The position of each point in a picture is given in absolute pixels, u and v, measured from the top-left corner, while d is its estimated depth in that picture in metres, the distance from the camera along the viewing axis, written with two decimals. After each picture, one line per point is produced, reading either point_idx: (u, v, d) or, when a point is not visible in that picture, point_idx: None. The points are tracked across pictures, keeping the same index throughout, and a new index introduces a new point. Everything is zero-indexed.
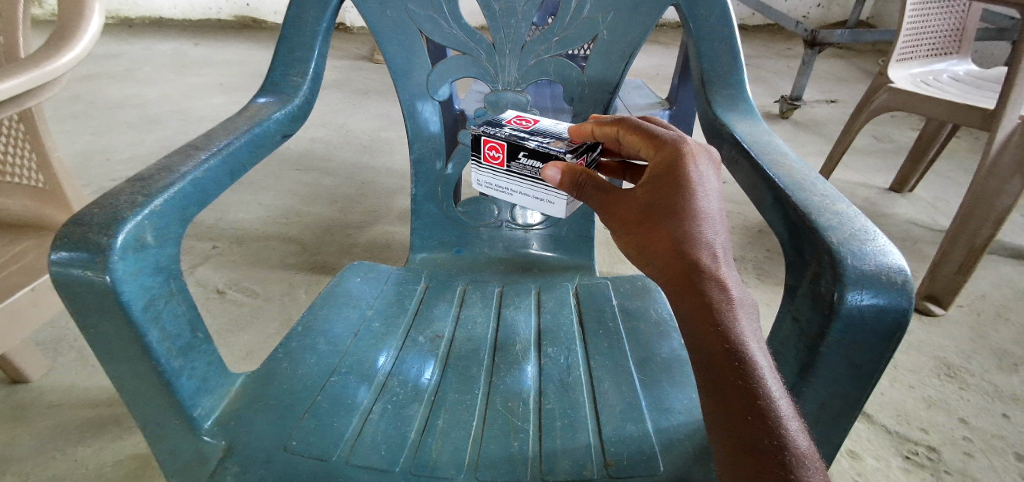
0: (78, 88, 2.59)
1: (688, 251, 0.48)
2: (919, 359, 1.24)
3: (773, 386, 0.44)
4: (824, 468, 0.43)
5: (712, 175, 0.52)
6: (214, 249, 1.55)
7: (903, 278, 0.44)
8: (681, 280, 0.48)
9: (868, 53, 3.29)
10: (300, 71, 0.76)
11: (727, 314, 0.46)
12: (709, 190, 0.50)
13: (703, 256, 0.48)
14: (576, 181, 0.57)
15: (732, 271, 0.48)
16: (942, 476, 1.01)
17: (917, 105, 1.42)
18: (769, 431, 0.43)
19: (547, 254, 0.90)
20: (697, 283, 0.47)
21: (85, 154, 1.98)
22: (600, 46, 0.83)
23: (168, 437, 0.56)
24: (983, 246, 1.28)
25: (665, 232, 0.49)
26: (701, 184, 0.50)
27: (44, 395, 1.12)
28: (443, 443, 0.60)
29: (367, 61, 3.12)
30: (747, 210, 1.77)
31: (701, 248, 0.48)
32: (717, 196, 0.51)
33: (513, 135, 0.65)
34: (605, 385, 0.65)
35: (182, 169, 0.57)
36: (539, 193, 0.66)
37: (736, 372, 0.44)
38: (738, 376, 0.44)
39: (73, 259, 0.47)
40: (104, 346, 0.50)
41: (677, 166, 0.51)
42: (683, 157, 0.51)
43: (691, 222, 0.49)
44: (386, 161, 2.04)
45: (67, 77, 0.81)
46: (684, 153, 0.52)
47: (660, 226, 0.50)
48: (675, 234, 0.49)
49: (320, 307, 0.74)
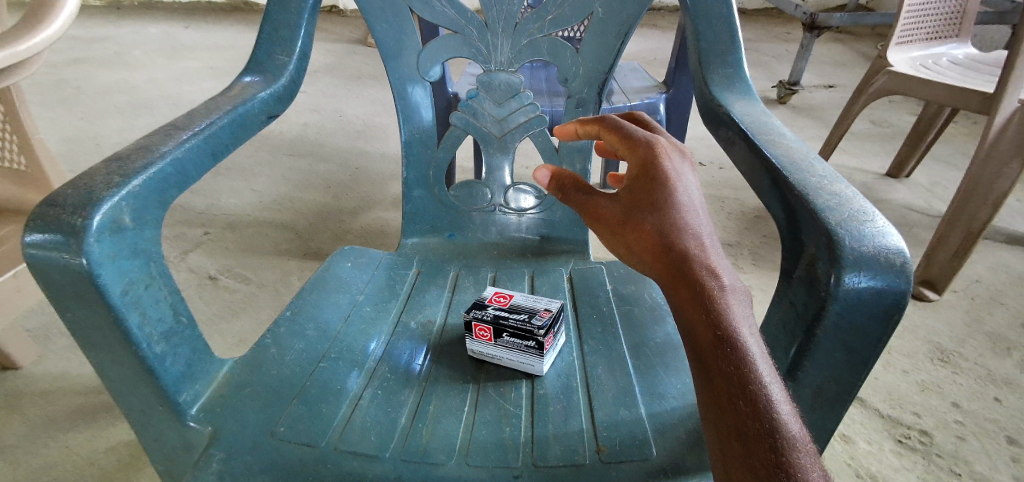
0: (68, 73, 2.56)
1: (674, 241, 0.48)
2: (913, 343, 1.24)
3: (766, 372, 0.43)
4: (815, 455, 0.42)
5: (688, 171, 0.53)
6: (206, 235, 1.54)
7: (902, 260, 0.43)
8: (673, 271, 0.47)
9: (867, 37, 3.26)
10: (286, 50, 0.74)
11: (717, 301, 0.44)
12: (687, 185, 0.52)
13: (690, 246, 0.48)
14: (561, 186, 0.61)
15: (722, 260, 0.47)
16: (936, 460, 1.00)
17: (916, 89, 1.41)
18: (761, 417, 0.41)
19: (541, 239, 0.88)
20: (688, 273, 0.46)
21: (74, 140, 1.95)
22: (594, 25, 0.81)
23: (151, 423, 0.55)
24: (980, 231, 1.27)
25: (649, 225, 0.49)
26: (679, 178, 0.52)
27: (34, 383, 1.10)
28: (434, 430, 0.58)
29: (360, 45, 3.08)
30: (744, 196, 1.77)
31: (688, 239, 0.48)
32: (696, 191, 0.52)
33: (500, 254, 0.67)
34: (599, 370, 0.64)
35: (163, 149, 0.56)
36: (521, 348, 0.64)
37: (726, 359, 0.43)
38: (728, 363, 0.43)
39: (48, 241, 0.45)
40: (82, 333, 0.49)
41: (653, 163, 0.52)
42: (659, 154, 0.53)
43: (674, 214, 0.49)
44: (380, 147, 2.01)
45: (46, 56, 0.79)
46: (659, 150, 0.53)
47: (643, 221, 0.50)
48: (657, 227, 0.49)
49: (309, 292, 0.73)
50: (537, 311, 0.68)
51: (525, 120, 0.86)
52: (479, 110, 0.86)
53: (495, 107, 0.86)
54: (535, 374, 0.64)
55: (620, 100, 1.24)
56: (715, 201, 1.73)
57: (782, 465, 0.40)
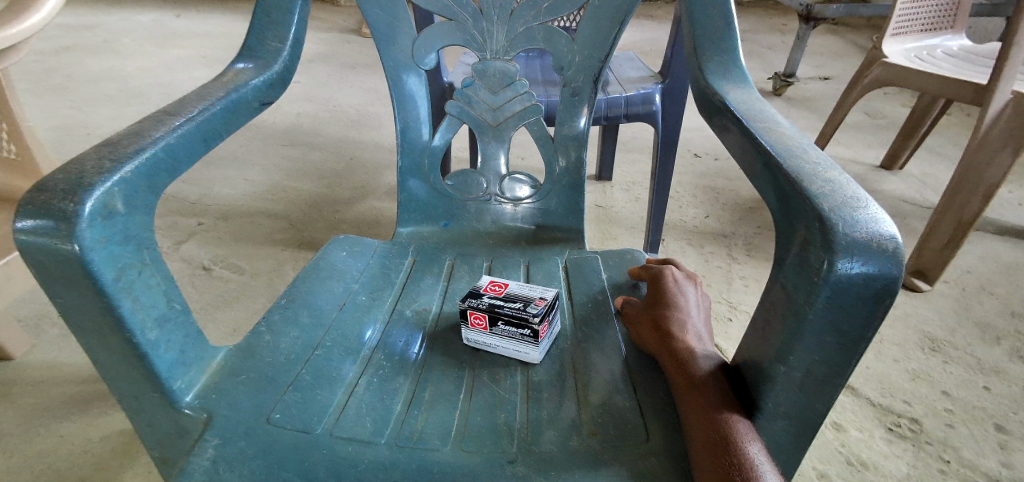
0: (57, 61, 2.54)
1: (668, 329, 0.62)
2: (904, 332, 1.25)
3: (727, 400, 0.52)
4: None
5: (690, 294, 0.68)
6: (199, 225, 1.53)
7: (894, 245, 0.43)
8: (665, 346, 0.60)
9: (862, 29, 3.25)
10: (278, 36, 0.74)
11: (690, 361, 0.57)
12: (686, 300, 0.67)
13: (681, 331, 0.61)
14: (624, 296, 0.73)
15: (704, 344, 0.60)
16: (925, 446, 1.01)
17: (910, 80, 1.41)
18: (723, 435, 0.49)
19: (536, 228, 0.88)
20: (672, 345, 0.60)
21: (65, 128, 1.93)
22: (589, 12, 0.80)
23: (145, 409, 0.55)
24: (971, 222, 1.28)
25: (652, 319, 0.64)
26: (681, 297, 0.67)
27: (28, 372, 1.10)
28: (429, 416, 0.59)
29: (354, 34, 3.06)
30: (738, 187, 1.77)
31: (676, 325, 0.62)
32: (694, 306, 0.67)
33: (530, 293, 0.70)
34: (594, 356, 0.65)
35: (155, 135, 0.55)
36: (516, 336, 0.64)
37: (696, 397, 0.54)
38: (697, 399, 0.53)
39: (39, 227, 0.45)
40: (74, 319, 0.49)
41: (661, 285, 0.69)
42: (664, 278, 0.69)
43: (671, 311, 0.64)
44: (374, 136, 2.01)
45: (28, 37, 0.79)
46: (665, 276, 0.70)
47: (650, 315, 0.65)
48: (658, 318, 0.64)
49: (304, 280, 0.73)
50: (532, 299, 0.69)
51: (521, 108, 0.86)
52: (473, 98, 0.86)
53: (491, 95, 0.85)
54: (529, 361, 0.65)
55: (615, 90, 1.24)
56: (710, 192, 1.74)
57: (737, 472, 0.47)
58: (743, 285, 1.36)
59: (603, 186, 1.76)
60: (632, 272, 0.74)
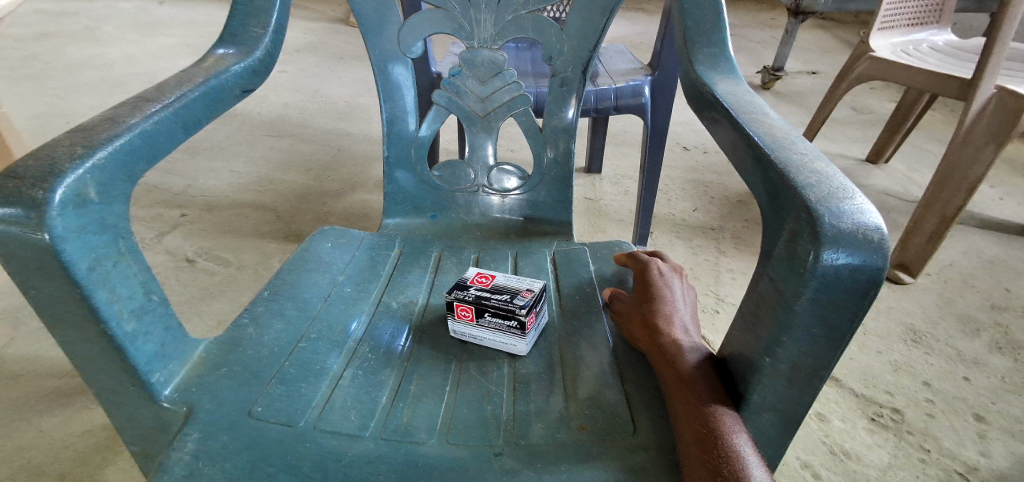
0: (37, 48, 2.48)
1: (655, 324, 0.61)
2: (887, 325, 1.26)
3: (716, 394, 0.51)
4: (772, 472, 0.49)
5: (678, 287, 0.68)
6: (183, 217, 1.51)
7: (880, 236, 0.43)
8: (653, 340, 0.60)
9: (851, 24, 3.27)
10: (261, 23, 0.72)
11: (678, 356, 0.57)
12: (674, 294, 0.66)
13: (669, 326, 0.61)
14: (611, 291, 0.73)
15: (691, 337, 0.60)
16: (907, 437, 1.02)
17: (896, 74, 1.42)
18: (710, 431, 0.49)
19: (524, 220, 0.87)
20: (659, 340, 0.59)
21: (44, 117, 1.90)
22: (578, 4, 0.80)
23: (125, 403, 0.54)
24: (954, 216, 1.29)
25: (639, 314, 0.64)
26: (668, 291, 0.66)
27: (5, 366, 1.08)
28: (415, 409, 0.58)
29: (343, 24, 3.02)
30: (727, 181, 1.78)
31: (663, 320, 0.61)
32: (682, 300, 0.66)
33: (519, 286, 0.69)
34: (582, 349, 0.65)
35: (130, 121, 0.54)
36: (502, 328, 0.64)
37: (684, 392, 0.53)
38: (684, 393, 0.53)
39: (5, 215, 0.43)
40: (46, 310, 0.47)
41: (647, 277, 0.68)
42: (650, 272, 0.69)
43: (657, 305, 0.63)
44: (363, 128, 1.99)
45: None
46: (652, 270, 0.69)
47: (637, 311, 0.64)
48: (645, 313, 0.63)
49: (289, 271, 0.72)
50: (520, 291, 0.68)
51: (510, 98, 0.85)
52: (461, 87, 0.85)
53: (479, 85, 0.85)
54: (517, 353, 0.64)
55: (605, 82, 1.24)
56: (698, 185, 1.74)
57: (724, 466, 0.47)
58: (731, 278, 1.37)
59: (593, 178, 1.76)
60: (621, 263, 0.74)
